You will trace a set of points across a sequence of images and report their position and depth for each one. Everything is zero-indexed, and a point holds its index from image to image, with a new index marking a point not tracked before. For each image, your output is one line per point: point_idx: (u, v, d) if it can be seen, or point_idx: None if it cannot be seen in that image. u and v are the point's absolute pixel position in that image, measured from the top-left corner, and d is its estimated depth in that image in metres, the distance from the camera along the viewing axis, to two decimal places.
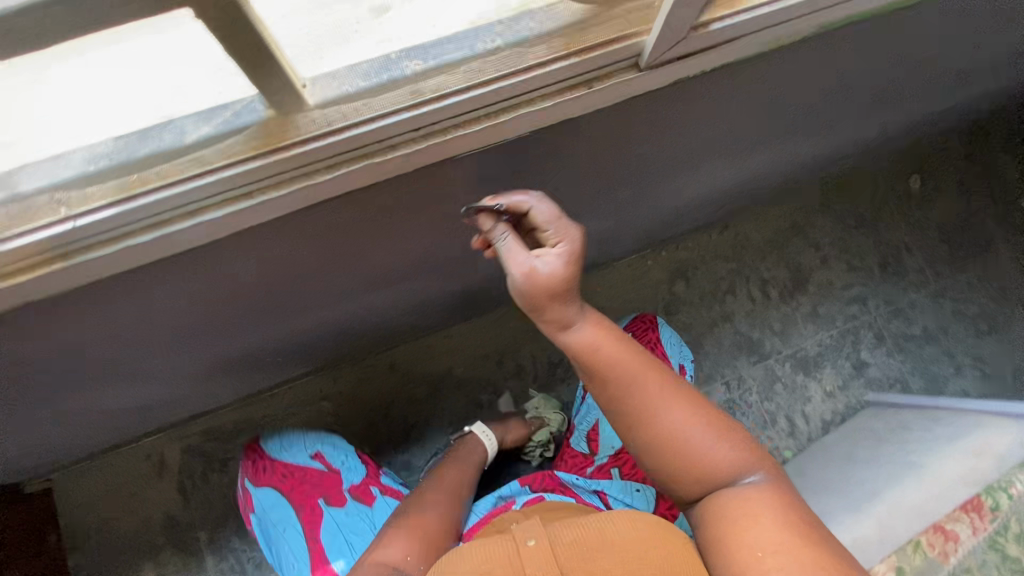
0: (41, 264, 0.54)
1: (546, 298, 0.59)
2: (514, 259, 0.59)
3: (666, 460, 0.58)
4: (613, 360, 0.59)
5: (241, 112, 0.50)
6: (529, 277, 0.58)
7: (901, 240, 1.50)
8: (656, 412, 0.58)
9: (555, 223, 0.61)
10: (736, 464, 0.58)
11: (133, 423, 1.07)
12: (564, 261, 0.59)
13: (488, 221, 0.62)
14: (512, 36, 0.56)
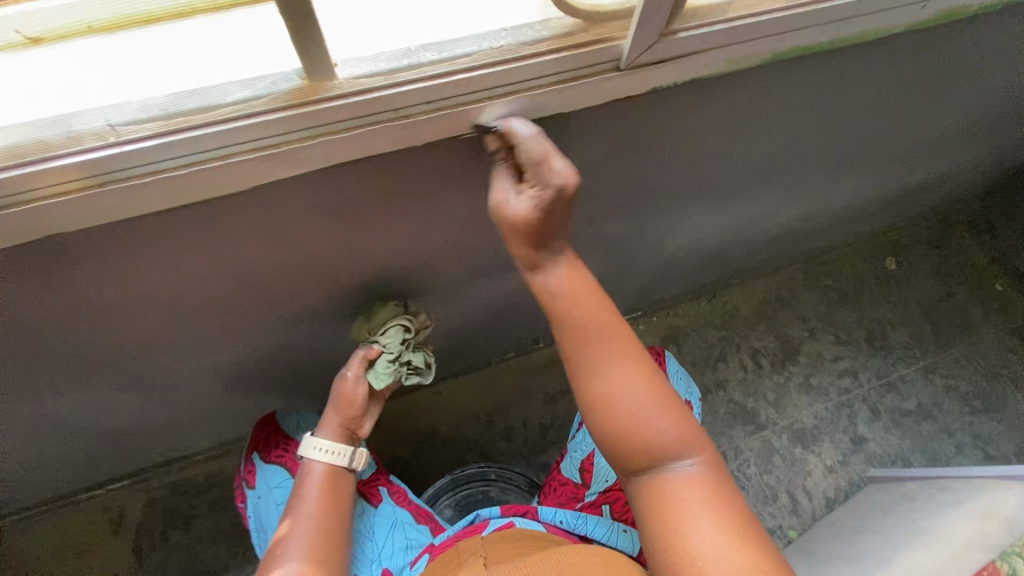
0: None
1: (515, 235, 0.54)
2: (497, 189, 0.54)
3: (609, 428, 0.56)
4: (573, 309, 0.59)
5: (276, 82, 0.43)
6: (498, 211, 0.54)
7: (884, 316, 1.49)
8: (605, 374, 0.57)
9: (538, 166, 0.49)
10: (681, 446, 0.55)
11: (87, 461, 0.98)
12: (537, 208, 0.51)
13: (495, 142, 0.51)
14: (528, 34, 0.47)
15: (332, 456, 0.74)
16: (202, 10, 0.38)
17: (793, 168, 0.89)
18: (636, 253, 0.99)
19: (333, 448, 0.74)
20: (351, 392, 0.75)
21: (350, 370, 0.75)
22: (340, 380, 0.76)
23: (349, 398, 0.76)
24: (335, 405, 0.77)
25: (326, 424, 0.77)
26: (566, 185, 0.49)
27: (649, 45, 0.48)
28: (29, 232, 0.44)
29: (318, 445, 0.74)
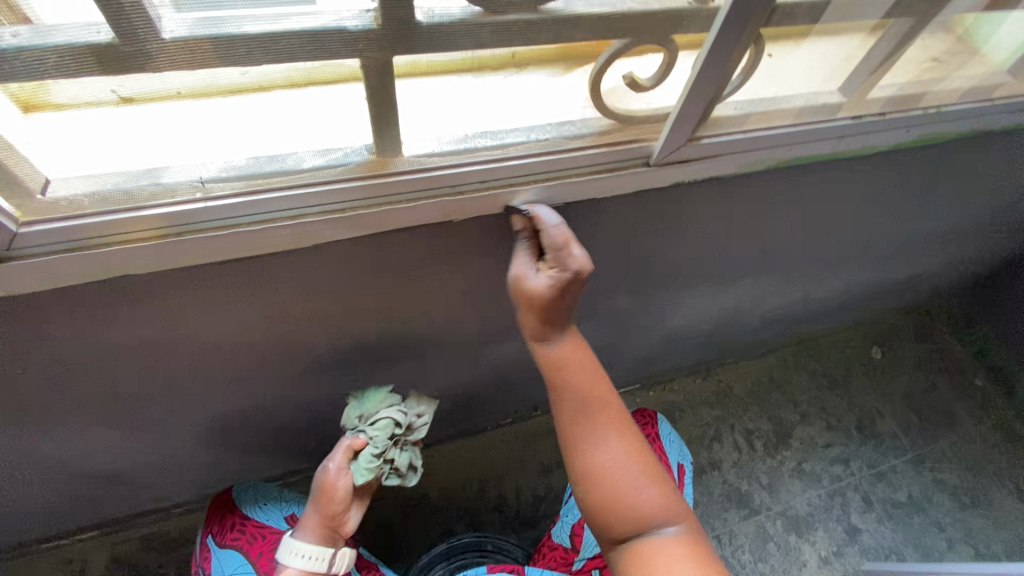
0: (18, 285, 0.45)
1: (530, 310, 0.58)
2: (518, 264, 0.58)
3: (598, 496, 0.61)
4: (571, 380, 0.63)
5: (347, 155, 0.48)
6: (517, 284, 0.57)
7: (873, 404, 1.52)
8: (597, 444, 0.62)
9: (558, 251, 0.53)
10: (662, 512, 0.60)
11: (60, 508, 0.93)
12: (552, 288, 0.55)
13: (519, 223, 0.56)
14: (568, 130, 0.53)
15: (315, 561, 0.68)
16: (280, 85, 0.41)
17: (788, 258, 0.95)
18: (640, 327, 1.03)
19: (315, 553, 0.69)
20: (335, 488, 0.69)
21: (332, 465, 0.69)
22: (322, 476, 0.69)
23: (335, 496, 0.69)
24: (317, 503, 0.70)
25: (306, 527, 0.70)
26: (583, 271, 0.53)
27: (679, 146, 0.55)
28: (98, 273, 0.47)
29: (296, 551, 0.68)
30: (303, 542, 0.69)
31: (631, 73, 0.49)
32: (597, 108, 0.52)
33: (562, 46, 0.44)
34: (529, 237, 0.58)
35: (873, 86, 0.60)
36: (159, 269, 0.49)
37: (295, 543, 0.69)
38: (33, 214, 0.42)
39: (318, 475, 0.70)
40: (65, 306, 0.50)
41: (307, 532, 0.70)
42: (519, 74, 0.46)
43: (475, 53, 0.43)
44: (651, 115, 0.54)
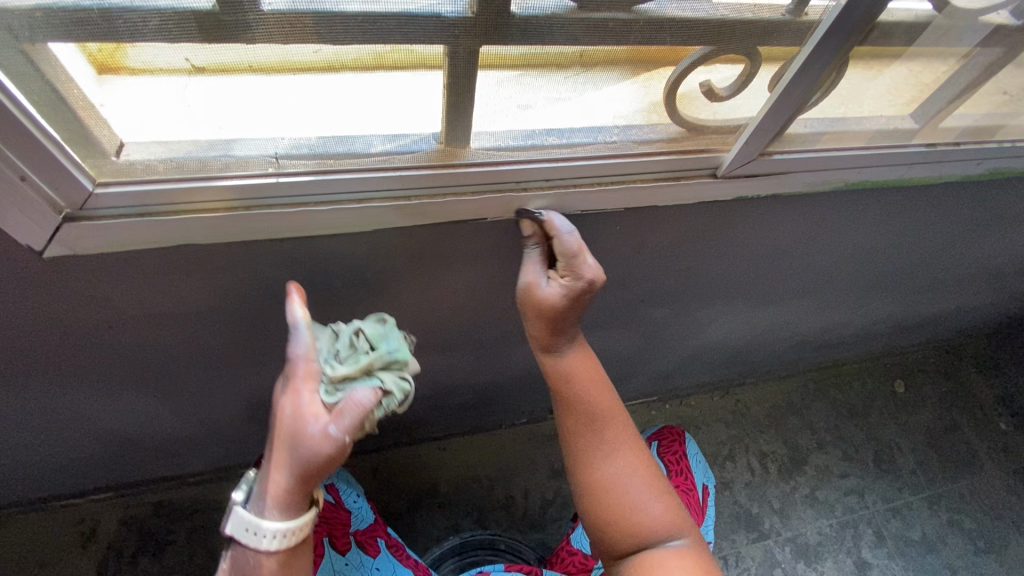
0: (74, 245, 0.44)
1: (538, 319, 0.57)
2: (528, 272, 0.56)
3: (605, 508, 0.61)
4: (584, 393, 0.62)
5: (415, 141, 0.47)
6: (527, 293, 0.56)
7: (892, 437, 1.48)
8: (605, 456, 0.62)
9: (572, 259, 0.52)
10: (667, 524, 0.61)
11: (75, 466, 0.93)
12: (564, 297, 0.54)
13: (530, 227, 0.54)
14: (634, 135, 0.52)
15: (279, 543, 0.51)
16: (351, 67, 0.41)
17: (827, 282, 0.93)
18: (668, 339, 1.01)
19: (271, 532, 0.51)
20: (324, 458, 0.49)
21: (333, 427, 0.49)
22: (305, 432, 0.49)
23: (321, 468, 0.50)
24: (290, 463, 0.50)
25: (264, 488, 0.51)
26: (596, 281, 0.53)
27: (749, 160, 0.55)
28: (159, 240, 0.47)
29: (246, 523, 0.51)
30: (259, 507, 0.51)
31: (707, 80, 0.48)
32: (667, 114, 0.51)
33: (632, 48, 0.44)
34: (539, 242, 0.56)
35: (948, 114, 0.58)
36: (219, 242, 0.49)
37: (254, 519, 0.51)
38: (107, 175, 0.42)
39: (299, 424, 0.49)
40: (118, 270, 0.49)
41: (264, 493, 0.51)
42: (586, 73, 0.45)
43: (556, 48, 0.42)
44: (723, 126, 0.53)
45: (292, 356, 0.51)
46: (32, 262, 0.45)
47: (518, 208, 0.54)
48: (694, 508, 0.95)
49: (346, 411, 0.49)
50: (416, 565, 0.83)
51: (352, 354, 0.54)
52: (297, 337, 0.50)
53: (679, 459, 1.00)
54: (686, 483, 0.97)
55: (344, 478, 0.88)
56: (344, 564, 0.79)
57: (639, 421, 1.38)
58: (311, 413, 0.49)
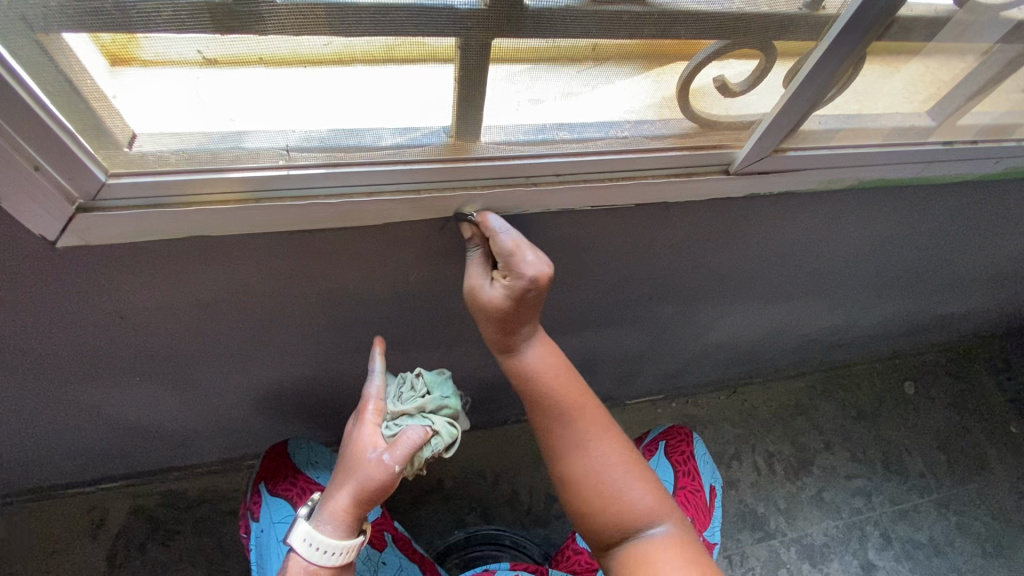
0: (86, 235, 0.45)
1: (489, 320, 0.56)
2: (471, 275, 0.55)
3: (587, 499, 0.61)
4: (547, 394, 0.62)
5: (426, 135, 0.47)
6: (472, 296, 0.55)
7: (901, 439, 1.47)
8: (583, 452, 0.62)
9: (509, 258, 0.51)
10: (648, 509, 0.61)
11: (85, 455, 0.94)
12: (508, 297, 0.53)
13: (467, 230, 0.54)
14: (646, 130, 0.52)
15: (335, 557, 0.58)
16: (360, 59, 0.40)
17: (837, 281, 0.92)
18: (676, 337, 1.01)
19: (328, 547, 0.57)
20: (379, 484, 0.57)
21: (386, 456, 0.56)
22: (364, 457, 0.57)
23: (377, 492, 0.57)
24: (348, 481, 0.57)
25: (323, 508, 0.58)
26: (539, 278, 0.51)
27: (762, 157, 0.54)
28: (169, 231, 0.47)
29: (303, 538, 0.57)
30: (316, 526, 0.58)
31: (720, 75, 0.48)
32: (680, 110, 0.50)
33: (644, 41, 0.43)
34: (480, 245, 0.55)
35: (966, 111, 0.57)
36: (229, 234, 0.49)
37: (317, 534, 0.57)
38: (119, 166, 0.42)
39: (360, 452, 0.57)
40: (128, 261, 0.49)
41: (322, 513, 0.58)
42: (597, 66, 0.44)
43: (568, 41, 0.41)
44: (737, 122, 0.52)
45: (365, 395, 0.61)
46: (45, 252, 0.46)
47: (455, 212, 0.53)
48: (699, 507, 0.94)
49: (401, 441, 0.56)
50: (422, 559, 0.83)
51: (410, 400, 0.61)
52: (371, 381, 0.62)
53: (687, 460, 1.00)
54: (692, 482, 0.97)
55: None
56: None
57: (645, 419, 1.37)
58: (370, 443, 0.58)
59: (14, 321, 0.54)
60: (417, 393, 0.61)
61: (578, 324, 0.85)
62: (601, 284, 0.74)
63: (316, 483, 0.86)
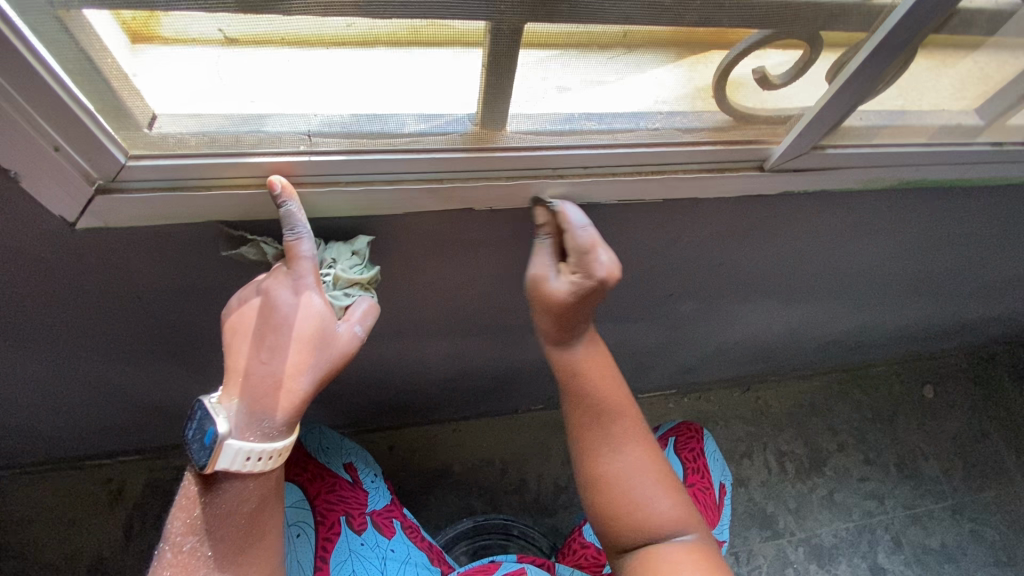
0: (108, 219, 0.44)
1: (547, 312, 0.56)
2: (538, 264, 0.55)
3: (607, 498, 0.60)
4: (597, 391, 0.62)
5: (449, 123, 0.46)
6: (534, 287, 0.55)
7: (918, 443, 1.43)
8: (611, 453, 0.61)
9: (583, 256, 0.51)
10: (666, 511, 0.60)
11: (101, 430, 0.95)
12: (575, 293, 0.53)
13: (543, 215, 0.52)
14: (675, 122, 0.50)
15: (268, 462, 0.51)
16: (383, 41, 0.39)
17: (864, 281, 0.89)
18: (692, 333, 0.99)
19: (269, 453, 0.51)
20: (348, 357, 0.52)
21: (358, 327, 0.52)
22: (330, 336, 0.50)
23: (340, 368, 0.52)
24: (311, 373, 0.50)
25: (270, 411, 0.50)
26: (608, 280, 0.52)
27: (800, 154, 0.52)
28: (189, 215, 0.46)
29: (248, 451, 0.49)
30: (264, 433, 0.50)
31: (759, 67, 0.46)
32: (717, 103, 0.48)
33: (678, 30, 0.41)
34: (550, 234, 0.54)
35: (1017, 111, 0.54)
36: (248, 218, 0.48)
37: (259, 441, 0.50)
38: (140, 147, 0.41)
39: (323, 332, 0.50)
40: (147, 244, 0.49)
41: (275, 416, 0.50)
42: (628, 55, 0.43)
43: (600, 27, 0.40)
44: (773, 116, 0.50)
45: (298, 258, 0.47)
46: (64, 233, 0.45)
47: (534, 196, 0.52)
48: (709, 505, 0.93)
49: (370, 312, 0.54)
50: (431, 547, 0.83)
51: (347, 264, 0.52)
52: (303, 238, 0.46)
53: (697, 457, 0.98)
54: (701, 480, 0.96)
55: (362, 457, 0.89)
56: (359, 544, 0.80)
57: (656, 413, 1.35)
58: (330, 321, 0.50)
59: (33, 299, 0.54)
60: (351, 256, 0.53)
61: (594, 317, 0.83)
62: (622, 278, 0.72)
63: (325, 469, 0.86)
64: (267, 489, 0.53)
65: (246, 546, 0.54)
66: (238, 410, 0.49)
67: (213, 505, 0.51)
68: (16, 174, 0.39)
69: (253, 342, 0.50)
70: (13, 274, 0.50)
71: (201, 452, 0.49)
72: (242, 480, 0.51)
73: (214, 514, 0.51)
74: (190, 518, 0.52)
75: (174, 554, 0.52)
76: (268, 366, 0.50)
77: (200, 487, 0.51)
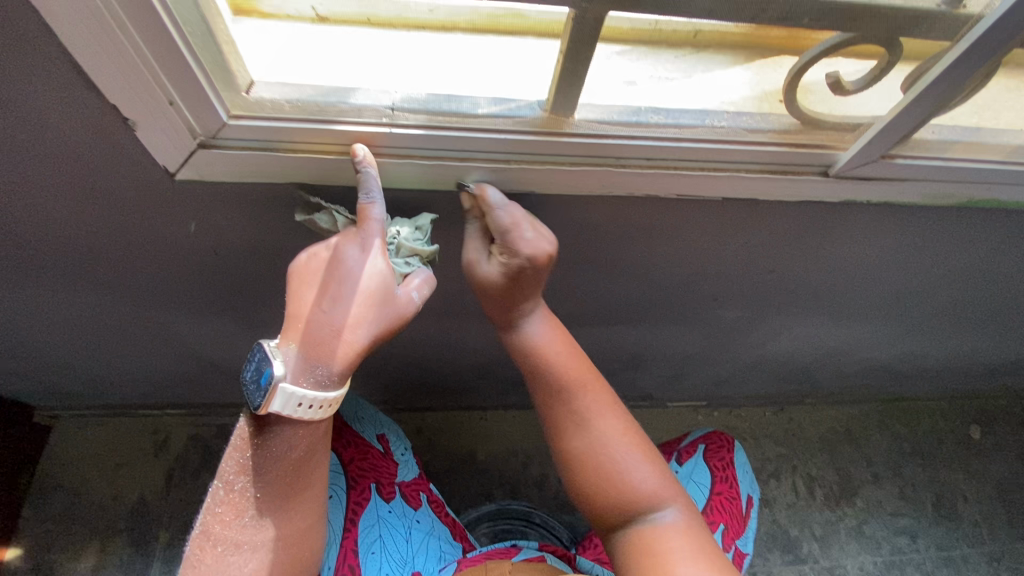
0: (203, 172, 0.48)
1: (484, 295, 0.59)
2: (470, 248, 0.56)
3: (588, 471, 0.61)
4: (560, 368, 0.63)
5: (521, 107, 0.48)
6: (469, 270, 0.57)
7: (958, 483, 1.37)
8: (587, 426, 0.62)
9: (506, 235, 0.52)
10: (647, 482, 0.61)
11: (155, 380, 1.01)
12: (504, 274, 0.56)
13: (467, 201, 0.52)
14: (741, 122, 0.50)
15: (318, 411, 0.53)
16: (462, 28, 0.44)
17: (918, 304, 0.86)
18: (731, 342, 0.97)
19: (319, 402, 0.53)
20: (404, 319, 0.54)
21: (415, 294, 0.54)
22: (391, 297, 0.53)
23: (394, 328, 0.55)
24: (370, 326, 0.53)
25: (326, 361, 0.53)
26: (535, 257, 0.53)
27: (867, 162, 0.52)
28: (275, 175, 0.49)
29: (301, 397, 0.52)
30: (317, 381, 0.53)
31: (833, 71, 0.46)
32: (785, 106, 0.49)
33: (748, 30, 0.43)
34: (477, 218, 0.55)
35: None
36: (323, 182, 0.51)
37: (310, 387, 0.52)
38: (241, 109, 0.45)
39: (382, 290, 0.52)
40: (231, 200, 0.53)
41: (331, 366, 0.53)
42: (697, 54, 0.47)
43: (672, 25, 0.43)
44: (844, 122, 0.50)
45: (369, 219, 0.50)
46: (160, 183, 0.49)
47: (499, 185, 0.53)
48: (735, 515, 0.93)
49: (428, 282, 0.56)
50: (454, 522, 0.86)
51: (409, 234, 0.55)
52: (376, 203, 0.49)
53: (727, 466, 0.97)
54: (730, 490, 0.95)
55: (394, 430, 0.93)
56: (387, 512, 0.82)
57: (684, 423, 1.34)
58: (390, 284, 0.53)
59: (121, 245, 0.59)
60: (414, 230, 0.56)
61: (636, 314, 0.84)
62: (669, 277, 0.73)
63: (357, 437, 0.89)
64: (315, 438, 0.56)
65: (290, 492, 0.57)
66: (294, 357, 0.52)
67: (264, 448, 0.54)
68: (133, 122, 0.43)
69: (320, 293, 0.53)
70: (110, 218, 0.54)
71: (258, 392, 0.51)
72: (293, 427, 0.54)
73: (264, 457, 0.54)
74: (242, 459, 0.55)
75: (226, 491, 0.55)
76: (329, 317, 0.52)
77: (257, 430, 0.54)
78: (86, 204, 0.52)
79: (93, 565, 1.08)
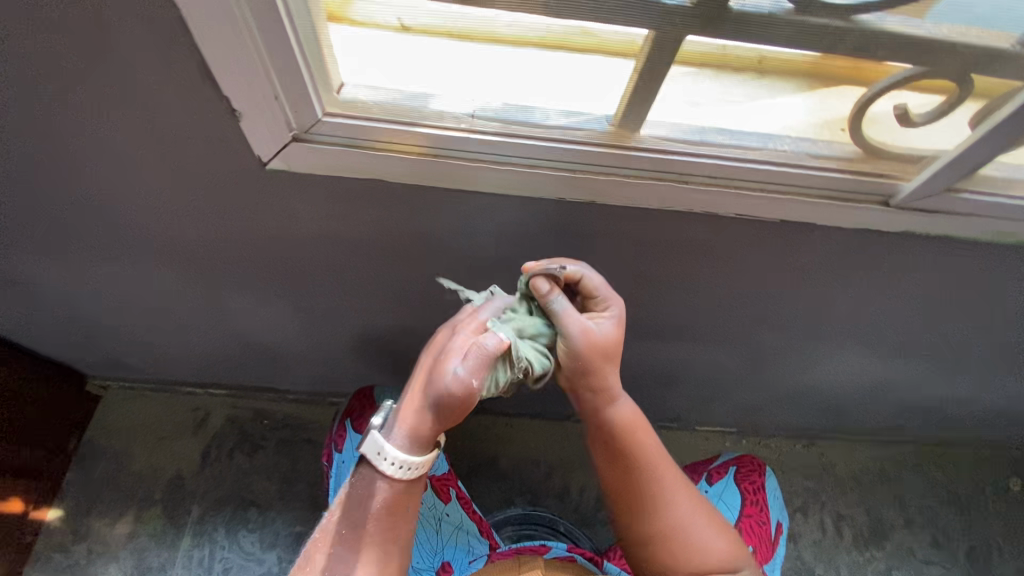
0: (294, 162, 0.52)
1: (597, 364, 0.57)
2: (572, 319, 0.55)
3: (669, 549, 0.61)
4: (644, 446, 0.60)
5: (589, 121, 0.50)
6: (585, 337, 0.55)
7: (997, 537, 1.31)
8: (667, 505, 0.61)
9: (605, 291, 0.58)
10: (724, 556, 0.61)
11: (205, 359, 1.06)
12: (618, 329, 0.57)
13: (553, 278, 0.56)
14: (805, 147, 0.51)
15: (397, 469, 0.54)
16: (534, 43, 0.46)
17: (966, 343, 0.85)
18: (768, 368, 0.97)
19: (394, 457, 0.54)
20: (455, 389, 0.51)
21: (473, 359, 0.51)
22: (448, 364, 0.52)
23: (448, 399, 0.52)
24: (429, 398, 0.53)
25: (404, 423, 0.55)
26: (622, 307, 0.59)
27: (930, 195, 0.52)
28: (358, 170, 0.53)
29: (382, 448, 0.54)
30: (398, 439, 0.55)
31: (902, 103, 0.48)
32: (851, 135, 0.51)
33: (818, 58, 0.44)
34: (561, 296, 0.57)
35: None
36: (397, 180, 0.54)
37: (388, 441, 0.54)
38: (338, 106, 0.49)
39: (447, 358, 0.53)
40: (310, 190, 0.56)
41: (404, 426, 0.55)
42: (760, 80, 0.47)
43: (742, 52, 0.44)
44: (906, 154, 0.52)
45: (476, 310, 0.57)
46: (250, 169, 0.53)
47: (563, 193, 0.55)
48: (765, 541, 0.91)
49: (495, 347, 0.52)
50: (482, 519, 0.86)
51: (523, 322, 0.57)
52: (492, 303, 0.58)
53: (757, 490, 0.96)
54: (760, 514, 0.93)
55: None
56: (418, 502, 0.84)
57: (710, 448, 1.32)
58: (455, 352, 0.52)
59: (202, 226, 0.63)
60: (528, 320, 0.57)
61: (676, 332, 0.84)
62: (713, 297, 0.74)
63: None
64: None
65: None
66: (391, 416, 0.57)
67: None
68: (239, 113, 0.47)
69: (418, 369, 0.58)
70: (198, 200, 0.59)
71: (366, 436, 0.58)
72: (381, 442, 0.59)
73: None
74: None
75: None
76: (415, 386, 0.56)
77: None
78: (179, 185, 0.57)
79: (127, 531, 1.13)
